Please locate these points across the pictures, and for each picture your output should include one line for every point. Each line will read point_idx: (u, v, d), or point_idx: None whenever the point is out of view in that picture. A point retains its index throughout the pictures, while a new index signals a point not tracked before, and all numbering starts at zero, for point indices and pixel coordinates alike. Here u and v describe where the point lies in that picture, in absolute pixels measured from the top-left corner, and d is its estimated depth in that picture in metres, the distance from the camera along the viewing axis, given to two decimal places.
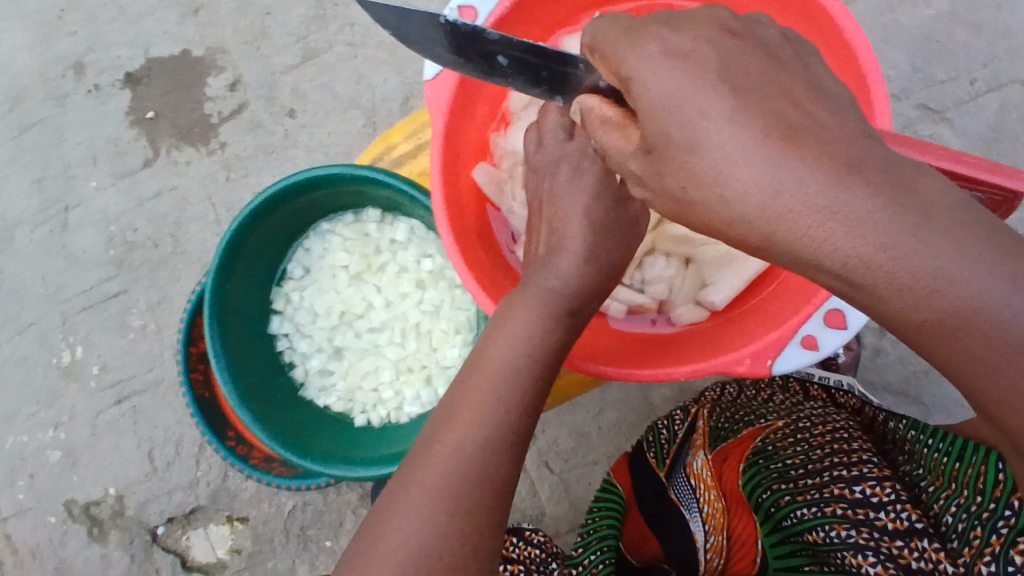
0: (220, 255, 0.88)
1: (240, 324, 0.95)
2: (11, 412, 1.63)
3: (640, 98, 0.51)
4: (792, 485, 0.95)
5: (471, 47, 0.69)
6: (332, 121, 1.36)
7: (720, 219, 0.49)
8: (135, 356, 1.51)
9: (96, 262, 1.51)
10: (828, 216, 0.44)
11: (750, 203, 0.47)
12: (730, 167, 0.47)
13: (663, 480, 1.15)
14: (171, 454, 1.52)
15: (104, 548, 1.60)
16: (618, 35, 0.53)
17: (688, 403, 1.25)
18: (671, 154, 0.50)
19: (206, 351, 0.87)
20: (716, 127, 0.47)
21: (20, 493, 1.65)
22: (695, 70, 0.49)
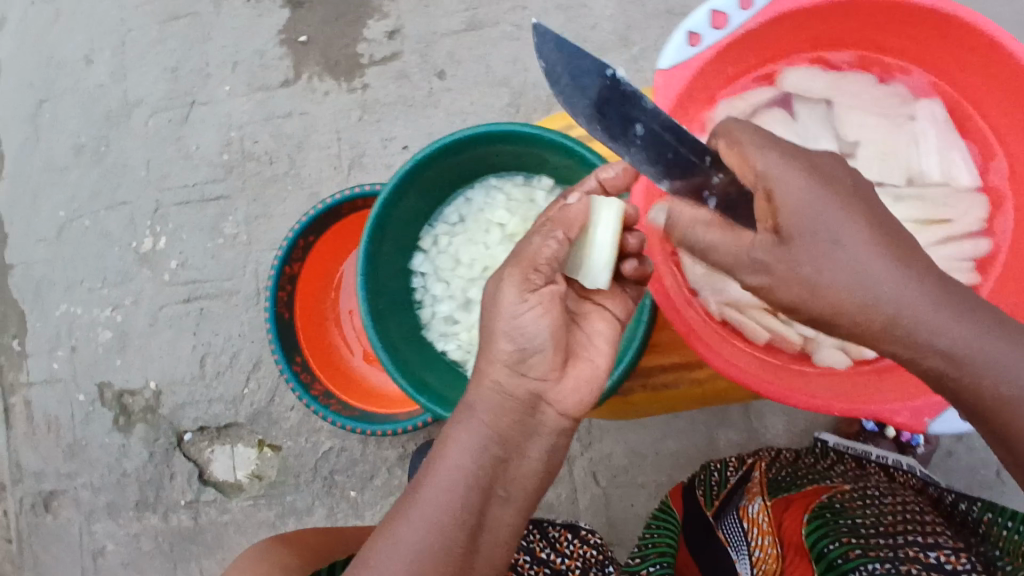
0: (397, 179, 0.86)
1: (387, 252, 0.91)
2: (74, 281, 1.65)
3: (781, 201, 0.57)
4: (863, 540, 0.90)
5: (617, 107, 0.68)
6: (478, 92, 1.37)
7: (850, 308, 0.56)
8: (218, 262, 1.52)
9: (208, 162, 1.54)
10: (939, 309, 0.54)
11: (885, 295, 0.55)
12: (858, 264, 0.56)
13: (710, 519, 1.15)
14: (224, 364, 1.53)
15: (125, 438, 1.61)
16: (747, 138, 0.61)
17: (744, 457, 1.26)
18: (802, 249, 0.57)
19: (355, 270, 0.85)
20: (858, 232, 0.56)
21: (57, 362, 1.67)
22: (829, 184, 0.57)
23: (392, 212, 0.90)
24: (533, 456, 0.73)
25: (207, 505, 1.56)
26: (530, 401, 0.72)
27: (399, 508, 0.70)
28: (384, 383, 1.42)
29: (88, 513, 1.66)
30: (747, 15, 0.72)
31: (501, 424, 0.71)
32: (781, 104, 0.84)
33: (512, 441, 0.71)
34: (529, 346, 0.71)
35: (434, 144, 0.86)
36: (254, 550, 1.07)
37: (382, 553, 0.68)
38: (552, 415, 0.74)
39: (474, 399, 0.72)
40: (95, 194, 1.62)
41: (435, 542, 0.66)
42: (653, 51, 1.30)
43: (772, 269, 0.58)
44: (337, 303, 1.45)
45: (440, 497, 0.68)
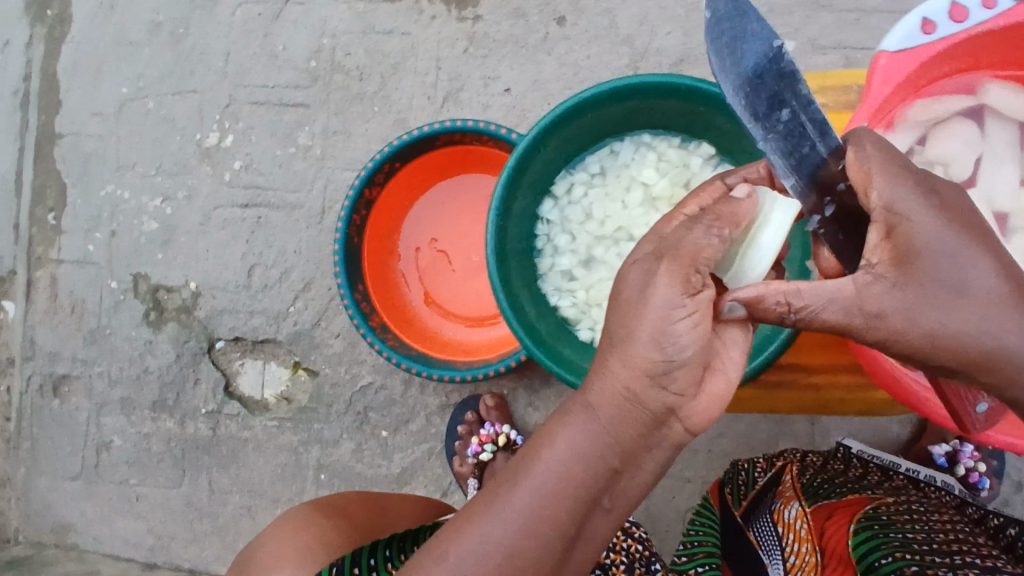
0: (552, 116, 0.88)
1: (530, 186, 0.96)
2: (125, 163, 1.57)
3: (904, 238, 0.55)
4: (916, 557, 0.78)
5: (767, 86, 0.63)
6: (598, 47, 1.33)
7: (973, 358, 0.54)
8: (286, 172, 1.47)
9: (293, 66, 1.47)
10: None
11: (1011, 346, 0.53)
12: (992, 313, 0.53)
13: (739, 520, 1.04)
14: (273, 278, 1.47)
15: (153, 335, 1.53)
16: (875, 158, 0.58)
17: (772, 458, 1.15)
18: (929, 294, 0.54)
19: (492, 199, 0.90)
20: (985, 274, 0.54)
21: (92, 244, 1.57)
22: (956, 223, 0.55)
23: (540, 153, 0.94)
24: (648, 470, 0.63)
25: (228, 418, 1.50)
26: (661, 415, 0.61)
27: (490, 498, 0.64)
28: (441, 328, 1.36)
29: (100, 404, 1.57)
30: (987, 15, 0.73)
31: (622, 434, 0.61)
32: (973, 116, 0.83)
33: (631, 454, 0.62)
34: (677, 359, 0.59)
35: (598, 89, 0.87)
36: (295, 519, 1.03)
37: (463, 543, 0.62)
38: (680, 430, 0.62)
39: (598, 400, 0.62)
40: (164, 76, 1.55)
41: (529, 549, 0.61)
42: (793, 37, 1.29)
43: (888, 317, 0.55)
44: (406, 237, 1.38)
45: (540, 503, 0.61)
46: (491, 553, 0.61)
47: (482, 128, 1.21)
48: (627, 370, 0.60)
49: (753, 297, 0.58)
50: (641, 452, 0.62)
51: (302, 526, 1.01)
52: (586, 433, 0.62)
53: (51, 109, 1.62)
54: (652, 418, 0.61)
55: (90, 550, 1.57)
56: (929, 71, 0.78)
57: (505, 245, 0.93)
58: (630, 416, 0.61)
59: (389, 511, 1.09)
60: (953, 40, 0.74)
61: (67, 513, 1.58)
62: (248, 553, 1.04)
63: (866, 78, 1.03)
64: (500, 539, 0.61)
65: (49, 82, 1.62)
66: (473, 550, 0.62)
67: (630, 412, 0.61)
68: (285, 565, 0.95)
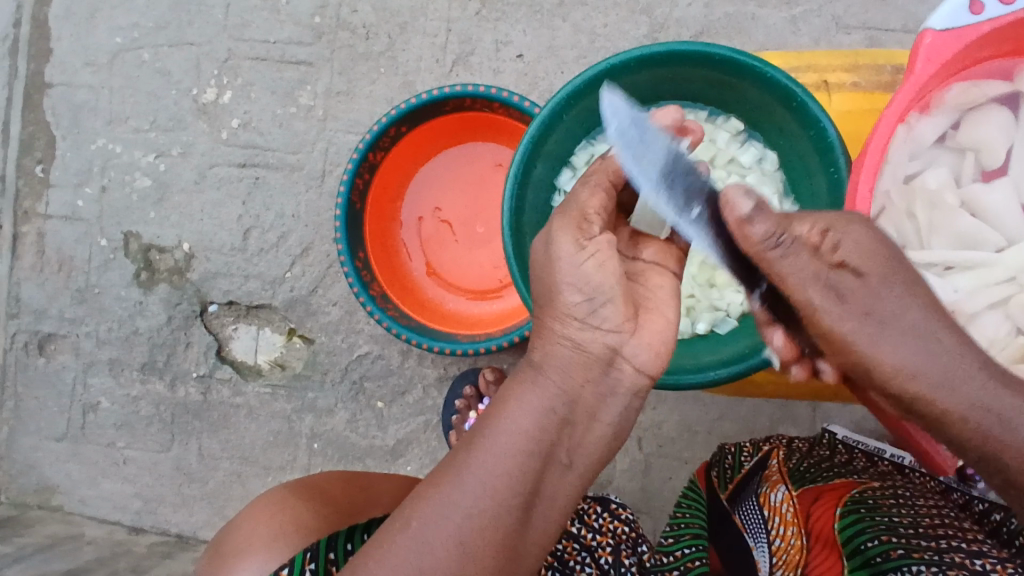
0: (580, 81, 0.86)
1: (549, 155, 0.93)
2: (118, 116, 1.51)
3: (872, 236, 0.61)
4: (906, 541, 0.79)
5: (680, 172, 0.66)
6: (616, 14, 1.30)
7: (911, 365, 0.58)
8: (286, 131, 1.42)
9: (296, 20, 1.42)
10: (995, 397, 0.55)
11: (942, 354, 0.57)
12: (936, 329, 0.58)
13: (725, 503, 1.01)
14: (270, 242, 1.43)
15: (144, 296, 1.49)
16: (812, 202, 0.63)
17: (759, 441, 1.11)
18: (886, 290, 0.59)
19: (511, 165, 0.87)
20: (911, 308, 0.58)
21: (82, 200, 1.52)
22: (906, 245, 0.62)
23: (561, 120, 0.91)
24: (605, 420, 0.65)
25: (220, 383, 1.47)
26: (603, 355, 0.64)
27: (450, 466, 0.62)
28: (442, 299, 1.33)
29: (87, 364, 1.53)
30: None
31: (568, 382, 0.64)
32: (1009, 102, 0.80)
33: (581, 402, 0.64)
34: (598, 296, 0.65)
35: (630, 56, 0.85)
36: (269, 500, 0.98)
37: (428, 511, 0.60)
38: (629, 372, 0.65)
39: (539, 354, 0.65)
40: (160, 26, 1.49)
41: (490, 509, 0.59)
42: (817, 15, 1.25)
43: (843, 299, 0.60)
44: (409, 205, 1.34)
45: (494, 461, 0.60)
46: (451, 518, 0.59)
47: (495, 94, 1.16)
48: (556, 320, 0.65)
49: (768, 209, 0.61)
50: (593, 400, 0.64)
51: (274, 509, 0.95)
52: (537, 382, 0.64)
53: (41, 57, 1.55)
54: (592, 360, 0.64)
55: (75, 511, 1.54)
56: (971, 53, 0.75)
57: (519, 215, 0.90)
58: (573, 358, 0.64)
59: (370, 490, 1.02)
60: (1002, 22, 0.70)
61: (53, 473, 1.55)
62: (219, 541, 0.99)
63: (900, 57, 1.00)
64: (462, 506, 0.60)
65: (40, 30, 1.55)
66: (436, 519, 0.60)
67: (570, 352, 0.64)
68: (257, 551, 0.90)
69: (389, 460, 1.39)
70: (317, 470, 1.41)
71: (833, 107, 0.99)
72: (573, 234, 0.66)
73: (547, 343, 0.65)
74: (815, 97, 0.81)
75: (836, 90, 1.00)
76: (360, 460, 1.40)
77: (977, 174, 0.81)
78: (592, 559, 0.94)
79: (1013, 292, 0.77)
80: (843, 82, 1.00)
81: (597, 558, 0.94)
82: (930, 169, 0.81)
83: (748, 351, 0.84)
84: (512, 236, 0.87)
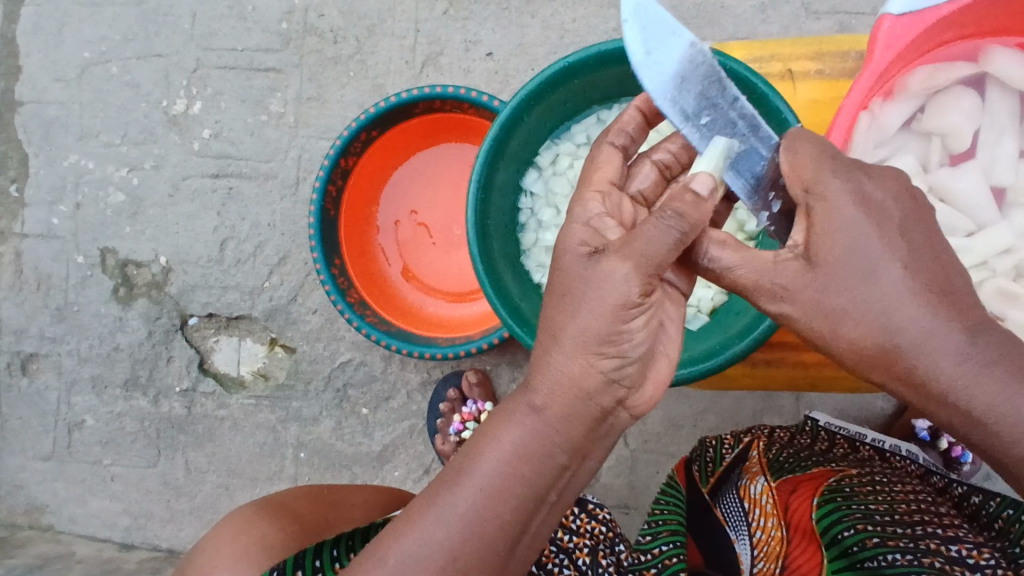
0: (540, 81, 0.84)
1: (513, 155, 0.92)
2: (89, 131, 1.49)
3: (821, 220, 0.61)
4: (881, 529, 0.79)
5: (695, 84, 0.66)
6: (586, 9, 1.28)
7: (870, 344, 0.59)
8: (258, 140, 1.41)
9: (263, 27, 1.41)
10: (963, 358, 0.56)
11: (905, 334, 0.57)
12: (897, 308, 0.58)
13: (706, 498, 1.00)
14: (247, 253, 1.42)
15: (123, 312, 1.47)
16: (807, 151, 0.63)
17: (738, 433, 1.09)
18: (840, 275, 0.59)
19: (473, 169, 0.86)
20: (893, 266, 0.58)
21: (57, 218, 1.50)
22: (873, 213, 0.60)
23: (523, 121, 0.90)
24: (595, 459, 0.65)
25: (203, 396, 1.46)
26: (610, 407, 0.62)
27: (431, 498, 0.62)
28: (422, 304, 1.32)
29: (70, 382, 1.52)
30: None
31: (570, 432, 0.61)
32: (973, 84, 0.79)
33: (578, 449, 0.62)
34: (631, 356, 0.61)
35: (589, 53, 0.84)
36: (235, 519, 0.96)
37: (411, 546, 0.60)
38: (624, 419, 0.64)
39: (545, 399, 0.61)
40: (128, 38, 1.47)
41: (473, 549, 0.60)
42: (786, 2, 1.24)
43: (795, 296, 0.61)
44: (384, 210, 1.33)
45: (483, 505, 0.60)
46: (433, 557, 0.60)
47: (463, 94, 1.15)
48: (575, 367, 0.60)
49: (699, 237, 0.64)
50: (589, 448, 0.63)
51: (237, 531, 0.94)
52: (538, 429, 0.61)
53: (11, 74, 1.53)
54: (599, 412, 0.62)
55: (65, 530, 1.53)
56: (931, 37, 0.74)
57: (484, 219, 0.89)
58: (581, 412, 0.61)
59: (338, 505, 1.03)
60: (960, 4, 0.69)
61: (40, 493, 1.54)
62: (189, 558, 0.98)
63: (865, 43, 0.99)
64: (442, 542, 0.60)
65: (8, 47, 1.53)
66: (414, 554, 0.60)
67: (579, 405, 0.61)
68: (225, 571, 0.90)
69: (376, 467, 1.39)
70: (305, 480, 1.40)
71: (798, 97, 0.98)
72: (636, 275, 0.58)
73: (559, 393, 0.61)
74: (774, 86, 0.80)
75: (801, 79, 0.99)
76: (347, 468, 1.39)
77: (943, 159, 0.80)
78: (570, 561, 0.93)
79: (984, 277, 0.77)
80: (808, 70, 1.00)
81: (574, 559, 0.93)
82: (896, 156, 0.79)
83: (719, 348, 0.83)
84: (477, 241, 0.86)
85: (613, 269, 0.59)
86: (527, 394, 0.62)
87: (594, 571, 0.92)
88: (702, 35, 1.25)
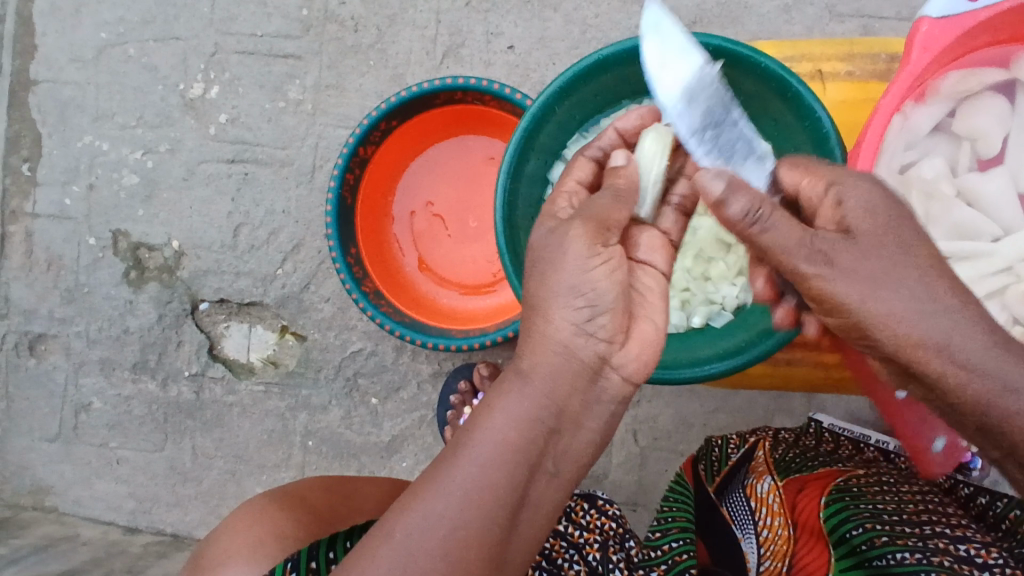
0: (573, 74, 0.84)
1: (542, 148, 0.92)
2: (104, 112, 1.49)
3: (849, 202, 0.64)
4: (890, 528, 0.79)
5: (707, 99, 0.77)
6: (608, 5, 1.28)
7: (902, 320, 0.60)
8: (275, 126, 1.40)
9: (284, 13, 1.40)
10: (985, 331, 0.59)
11: (935, 311, 0.60)
12: (928, 286, 0.60)
13: (712, 496, 1.01)
14: (260, 239, 1.41)
15: (134, 295, 1.47)
16: (816, 160, 0.70)
17: (745, 433, 1.09)
18: (872, 253, 0.62)
19: (504, 160, 0.86)
20: (916, 246, 0.62)
21: (70, 199, 1.50)
22: (891, 202, 0.64)
23: (553, 113, 0.90)
24: (590, 426, 0.66)
25: (212, 381, 1.45)
26: (596, 364, 0.66)
27: (431, 475, 0.62)
28: (436, 295, 1.32)
29: (78, 364, 1.51)
30: None
31: (559, 391, 0.64)
32: (1005, 90, 0.79)
33: (568, 411, 0.64)
34: (599, 304, 0.66)
35: (624, 46, 0.84)
36: (248, 510, 0.97)
37: (412, 521, 0.60)
38: (615, 380, 0.67)
39: (531, 362, 0.65)
40: (146, 21, 1.46)
41: (476, 518, 0.59)
42: (811, 3, 1.24)
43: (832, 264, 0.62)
44: (401, 200, 1.33)
45: (482, 471, 0.60)
46: (435, 530, 0.59)
47: (485, 86, 1.14)
48: (556, 326, 0.65)
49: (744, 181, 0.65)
50: (582, 411, 0.65)
51: (252, 519, 0.94)
52: (526, 388, 0.64)
53: (27, 53, 1.52)
54: (584, 369, 0.65)
55: (69, 512, 1.53)
56: (966, 42, 0.74)
57: (512, 211, 0.89)
58: (564, 368, 0.65)
59: (353, 498, 1.03)
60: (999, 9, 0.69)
61: (46, 474, 1.54)
62: (202, 549, 0.98)
63: (895, 45, 0.99)
64: (444, 514, 0.59)
65: (25, 26, 1.52)
66: (414, 529, 0.59)
67: (560, 359, 0.65)
68: (238, 562, 0.89)
69: (384, 457, 1.38)
70: (312, 468, 1.40)
71: (828, 97, 0.98)
72: (588, 239, 0.67)
73: (541, 351, 0.65)
74: (808, 86, 0.81)
75: (830, 79, 0.99)
76: (355, 457, 1.39)
77: (972, 164, 0.80)
78: (580, 556, 0.94)
79: (1008, 283, 0.77)
80: (838, 71, 0.99)
81: (585, 554, 0.94)
82: (926, 159, 0.80)
83: (740, 348, 0.85)
84: (505, 232, 0.86)
85: (570, 234, 0.67)
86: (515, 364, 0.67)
87: (605, 567, 0.92)
88: (726, 34, 1.25)
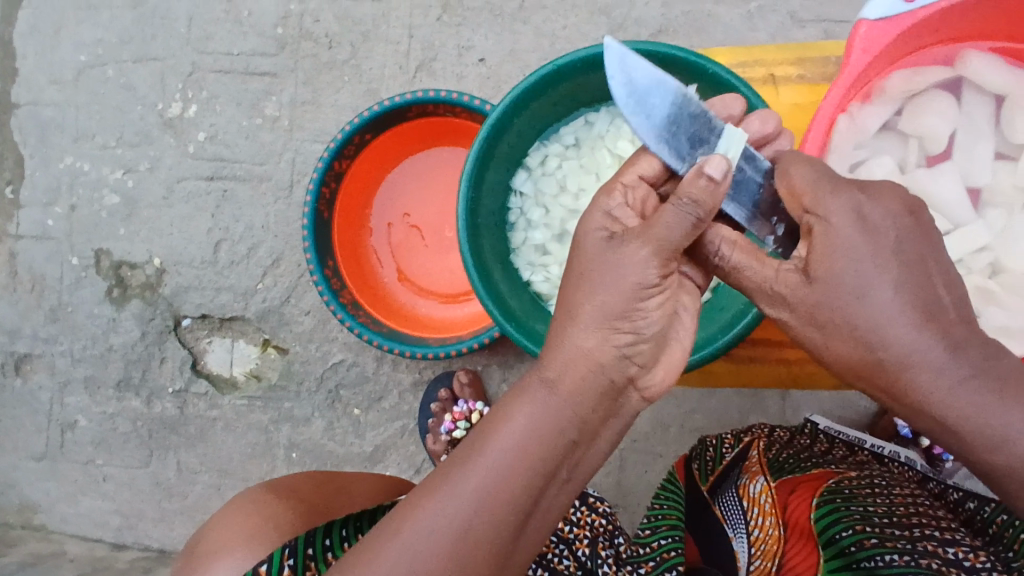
0: (529, 84, 0.87)
1: (502, 157, 0.94)
2: (84, 133, 1.50)
3: (820, 238, 0.62)
4: (878, 530, 0.80)
5: (686, 124, 0.66)
6: (576, 17, 1.31)
7: (856, 356, 0.62)
8: (252, 143, 1.42)
9: (259, 31, 1.42)
10: (943, 373, 0.58)
11: (891, 350, 0.59)
12: (887, 326, 0.59)
13: (705, 495, 1.01)
14: (240, 254, 1.43)
15: (117, 312, 1.48)
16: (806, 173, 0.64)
17: (738, 432, 1.11)
18: (836, 296, 0.61)
19: (464, 169, 0.88)
20: (884, 288, 0.59)
21: (52, 219, 1.51)
22: (871, 235, 0.60)
23: (512, 123, 0.92)
24: (604, 437, 0.65)
25: (196, 397, 1.46)
26: (623, 384, 0.64)
27: (443, 475, 0.62)
28: (414, 304, 1.34)
29: (62, 383, 1.52)
30: None
31: (583, 409, 0.62)
32: (951, 88, 0.81)
33: (590, 428, 0.63)
34: (645, 332, 0.63)
35: (578, 56, 0.86)
36: (241, 502, 0.98)
37: (421, 517, 0.60)
38: (635, 399, 0.66)
39: (559, 374, 0.62)
40: (124, 41, 1.49)
41: (485, 521, 0.60)
42: (773, 10, 1.26)
43: (790, 306, 0.64)
44: (378, 212, 1.35)
45: (497, 479, 0.60)
46: (444, 529, 0.59)
47: (453, 98, 1.17)
48: (588, 336, 0.63)
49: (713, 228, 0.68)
50: (601, 424, 0.64)
51: (244, 515, 0.95)
52: (554, 403, 0.62)
53: (7, 76, 1.54)
54: (612, 387, 0.63)
55: (56, 530, 1.53)
56: (906, 43, 0.76)
57: (473, 219, 0.91)
58: (595, 387, 0.62)
59: (343, 492, 1.03)
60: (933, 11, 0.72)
61: (31, 493, 1.54)
62: (194, 541, 0.99)
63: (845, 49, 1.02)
64: (454, 513, 0.60)
65: (5, 49, 1.55)
66: (425, 526, 0.60)
67: (593, 378, 0.62)
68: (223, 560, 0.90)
69: (368, 467, 1.39)
70: None
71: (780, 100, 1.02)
72: (656, 258, 0.62)
73: (572, 364, 0.63)
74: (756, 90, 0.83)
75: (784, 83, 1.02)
76: (338, 468, 1.40)
77: (921, 160, 0.81)
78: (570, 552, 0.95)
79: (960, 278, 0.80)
80: (790, 75, 1.03)
81: (574, 550, 0.96)
82: (875, 158, 0.81)
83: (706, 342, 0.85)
84: (467, 240, 0.88)
85: (630, 252, 0.62)
86: (542, 371, 0.64)
87: (593, 562, 0.94)
88: (690, 42, 1.28)
